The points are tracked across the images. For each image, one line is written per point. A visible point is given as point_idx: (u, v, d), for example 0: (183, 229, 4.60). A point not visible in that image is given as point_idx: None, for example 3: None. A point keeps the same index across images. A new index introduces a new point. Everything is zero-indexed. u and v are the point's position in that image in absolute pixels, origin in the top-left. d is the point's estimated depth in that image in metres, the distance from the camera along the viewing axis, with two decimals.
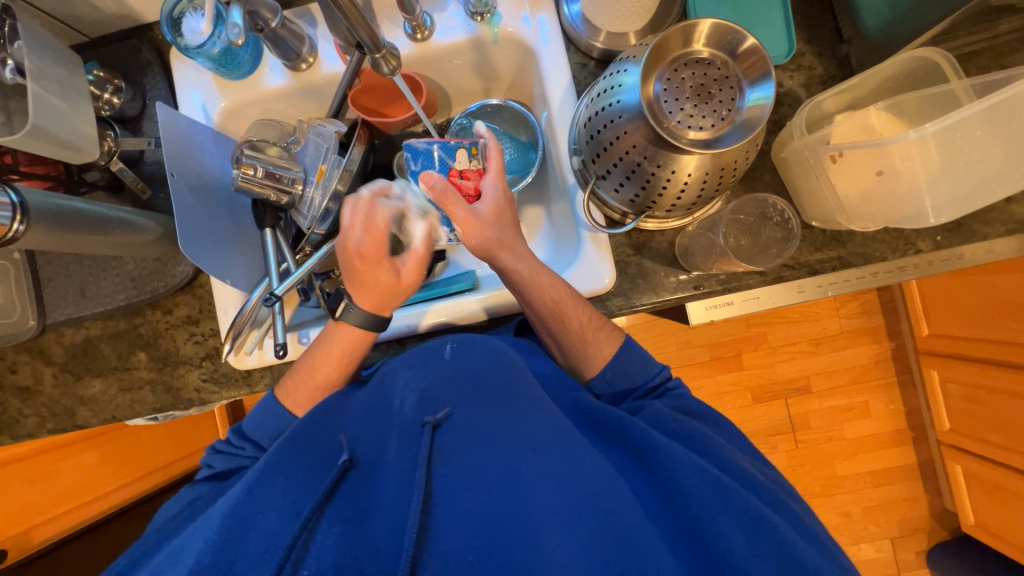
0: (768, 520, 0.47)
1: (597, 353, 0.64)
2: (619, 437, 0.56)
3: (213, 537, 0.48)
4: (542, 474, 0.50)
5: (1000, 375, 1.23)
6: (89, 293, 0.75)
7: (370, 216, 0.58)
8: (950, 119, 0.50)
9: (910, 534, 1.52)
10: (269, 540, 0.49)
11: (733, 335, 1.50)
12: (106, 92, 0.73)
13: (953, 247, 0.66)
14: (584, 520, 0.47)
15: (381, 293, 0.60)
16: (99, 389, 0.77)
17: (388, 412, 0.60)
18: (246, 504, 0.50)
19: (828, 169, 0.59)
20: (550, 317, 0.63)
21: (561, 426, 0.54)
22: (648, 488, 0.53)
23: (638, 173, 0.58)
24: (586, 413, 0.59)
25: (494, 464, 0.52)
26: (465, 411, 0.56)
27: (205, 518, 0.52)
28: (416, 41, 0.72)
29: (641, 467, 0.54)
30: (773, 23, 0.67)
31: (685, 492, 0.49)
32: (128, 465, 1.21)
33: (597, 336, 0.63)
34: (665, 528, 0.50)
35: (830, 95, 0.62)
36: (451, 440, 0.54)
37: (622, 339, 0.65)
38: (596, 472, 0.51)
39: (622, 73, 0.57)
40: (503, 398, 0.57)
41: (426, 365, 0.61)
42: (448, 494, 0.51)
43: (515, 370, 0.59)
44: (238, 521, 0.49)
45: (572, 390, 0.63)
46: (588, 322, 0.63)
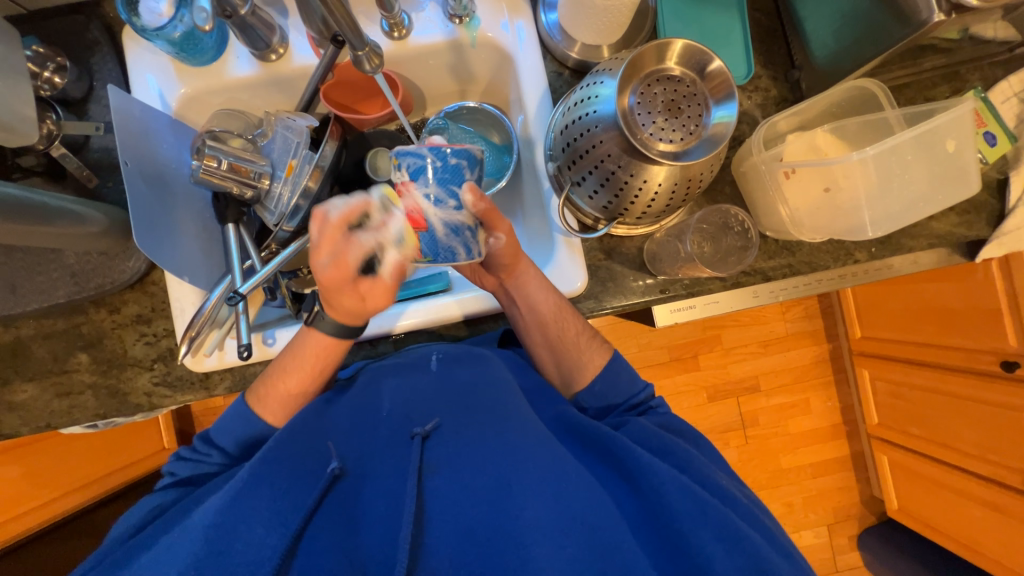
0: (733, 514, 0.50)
1: (589, 361, 0.68)
2: (600, 449, 0.59)
3: (196, 549, 0.45)
4: (531, 488, 0.52)
5: (921, 374, 1.37)
6: (21, 289, 0.68)
7: (340, 245, 0.53)
8: (885, 143, 0.57)
9: (843, 520, 1.66)
10: (257, 550, 0.47)
11: (691, 337, 1.58)
12: (47, 70, 0.67)
13: (885, 258, 0.73)
14: (574, 530, 0.50)
15: (348, 311, 0.60)
16: (32, 395, 0.70)
17: (374, 419, 0.60)
18: (230, 514, 0.48)
19: (781, 184, 0.64)
20: (549, 322, 0.68)
21: (547, 440, 0.57)
22: (631, 500, 0.55)
23: (612, 181, 0.61)
24: (569, 426, 0.62)
25: (483, 475, 0.54)
26: (454, 421, 0.59)
27: (182, 528, 0.48)
28: (393, 40, 0.72)
29: (627, 483, 0.56)
30: (733, 46, 0.72)
31: (665, 501, 0.51)
32: (58, 478, 1.11)
33: (589, 345, 0.69)
34: (648, 543, 0.51)
35: (783, 116, 0.68)
36: (440, 452, 0.56)
37: (610, 352, 0.70)
38: (580, 484, 0.54)
39: (599, 85, 0.59)
40: (491, 411, 0.60)
41: (414, 374, 0.64)
42: (439, 503, 0.52)
43: (503, 387, 0.63)
44: (221, 535, 0.46)
45: (556, 404, 0.67)
46: (579, 333, 0.68)
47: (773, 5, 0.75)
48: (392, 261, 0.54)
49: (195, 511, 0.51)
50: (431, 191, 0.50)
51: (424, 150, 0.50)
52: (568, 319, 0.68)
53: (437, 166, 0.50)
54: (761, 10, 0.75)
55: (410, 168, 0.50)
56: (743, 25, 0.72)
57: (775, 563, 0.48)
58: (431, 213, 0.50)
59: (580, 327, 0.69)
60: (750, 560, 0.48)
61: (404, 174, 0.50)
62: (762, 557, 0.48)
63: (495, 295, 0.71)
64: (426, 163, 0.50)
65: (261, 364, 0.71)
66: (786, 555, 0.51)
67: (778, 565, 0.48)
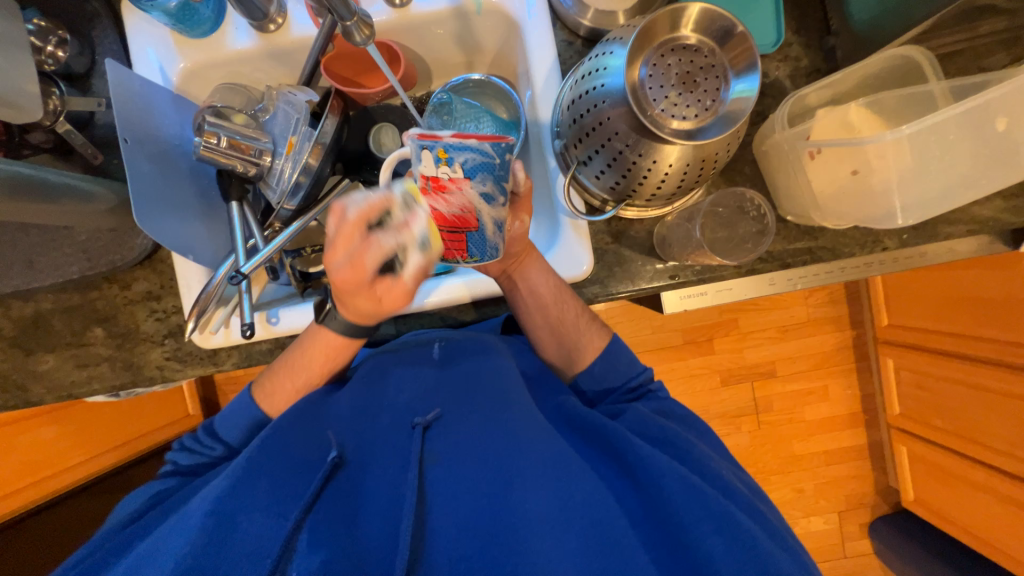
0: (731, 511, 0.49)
1: (588, 342, 0.67)
2: (602, 442, 0.58)
3: (195, 538, 0.46)
4: (529, 480, 0.52)
5: (951, 366, 1.31)
6: (37, 264, 0.70)
7: (354, 246, 0.48)
8: (921, 123, 0.51)
9: (856, 508, 1.63)
10: (256, 541, 0.48)
11: (706, 320, 1.54)
12: (49, 44, 0.66)
13: (917, 246, 0.68)
14: (571, 521, 0.50)
15: (364, 312, 0.56)
16: (53, 366, 0.73)
17: (375, 408, 0.61)
18: (228, 502, 0.49)
19: (805, 165, 0.59)
20: (550, 304, 0.67)
21: (551, 432, 0.57)
22: (631, 495, 0.53)
23: (619, 161, 0.57)
24: (569, 417, 0.62)
25: (482, 467, 0.54)
26: (454, 412, 0.59)
27: (180, 518, 0.50)
28: (394, 7, 0.68)
29: (626, 476, 0.55)
30: (762, 10, 0.66)
31: (666, 492, 0.50)
32: (90, 440, 1.18)
33: (589, 327, 0.68)
34: (648, 537, 0.50)
35: (814, 88, 0.62)
36: (440, 441, 0.56)
37: (610, 335, 0.68)
38: (580, 473, 0.53)
39: (608, 55, 0.55)
40: (490, 400, 0.60)
41: (416, 365, 0.64)
42: (439, 495, 0.53)
43: (502, 377, 0.62)
44: (219, 524, 0.47)
45: (557, 393, 0.66)
46: (577, 316, 0.67)
47: None
48: (414, 265, 0.48)
49: (194, 499, 0.52)
50: (486, 190, 0.47)
51: (485, 143, 0.45)
52: (569, 305, 0.67)
53: (494, 163, 0.46)
54: None
55: (467, 164, 0.45)
56: None
57: (774, 555, 0.46)
58: (489, 214, 0.48)
59: (581, 312, 0.67)
60: (756, 561, 0.46)
61: (462, 172, 0.45)
62: (759, 547, 0.47)
63: (496, 279, 0.68)
64: (486, 160, 0.45)
65: (266, 341, 0.72)
66: (786, 546, 0.50)
67: (779, 559, 0.46)
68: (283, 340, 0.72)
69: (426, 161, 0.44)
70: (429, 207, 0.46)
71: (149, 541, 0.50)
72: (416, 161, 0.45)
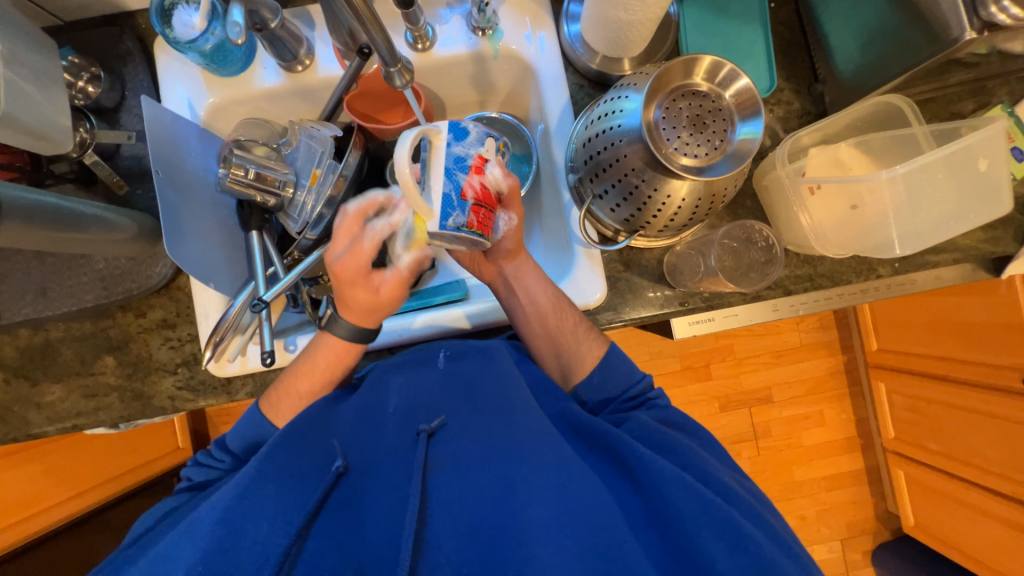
0: (739, 521, 0.48)
1: (588, 351, 0.67)
2: (606, 449, 0.58)
3: (205, 546, 0.46)
4: (535, 486, 0.51)
5: (941, 389, 1.35)
6: (51, 293, 0.70)
7: (358, 235, 0.56)
8: (913, 163, 0.57)
9: (858, 535, 1.63)
10: (262, 548, 0.48)
11: (704, 346, 1.57)
12: (81, 80, 0.69)
13: (908, 274, 0.72)
14: (576, 528, 0.49)
15: (363, 309, 0.60)
16: (59, 396, 0.71)
17: (379, 414, 0.60)
18: (236, 512, 0.48)
19: (806, 199, 0.64)
20: (549, 314, 0.67)
21: (551, 437, 0.56)
22: (636, 501, 0.53)
23: (635, 195, 0.61)
24: (572, 424, 0.61)
25: (488, 473, 0.54)
26: (461, 419, 0.59)
27: (189, 523, 0.48)
28: (417, 51, 0.73)
29: (628, 481, 0.55)
30: (757, 59, 0.72)
31: (668, 499, 0.50)
32: (78, 476, 1.13)
33: (586, 336, 0.67)
34: (651, 545, 0.50)
35: (807, 130, 0.68)
36: (446, 447, 0.56)
37: (609, 344, 0.68)
38: (587, 483, 0.52)
39: (623, 99, 0.59)
40: (496, 407, 0.59)
41: (418, 370, 0.64)
42: (442, 501, 0.52)
43: (506, 381, 0.62)
44: (229, 530, 0.47)
45: (558, 400, 0.66)
46: (575, 326, 0.67)
47: (796, 18, 0.75)
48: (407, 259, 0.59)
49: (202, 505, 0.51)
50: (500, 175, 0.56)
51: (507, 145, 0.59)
52: (566, 312, 0.67)
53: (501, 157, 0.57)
54: (784, 24, 0.75)
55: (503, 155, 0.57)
56: (767, 38, 0.72)
57: (778, 561, 0.47)
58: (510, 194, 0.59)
59: (579, 319, 0.68)
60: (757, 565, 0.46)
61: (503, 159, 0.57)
62: (767, 554, 0.47)
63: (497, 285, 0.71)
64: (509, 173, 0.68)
65: (282, 369, 0.72)
66: (790, 551, 0.50)
67: (783, 565, 0.47)
68: None
69: (490, 144, 0.52)
70: (479, 183, 0.50)
71: (159, 545, 0.48)
72: (474, 140, 0.50)
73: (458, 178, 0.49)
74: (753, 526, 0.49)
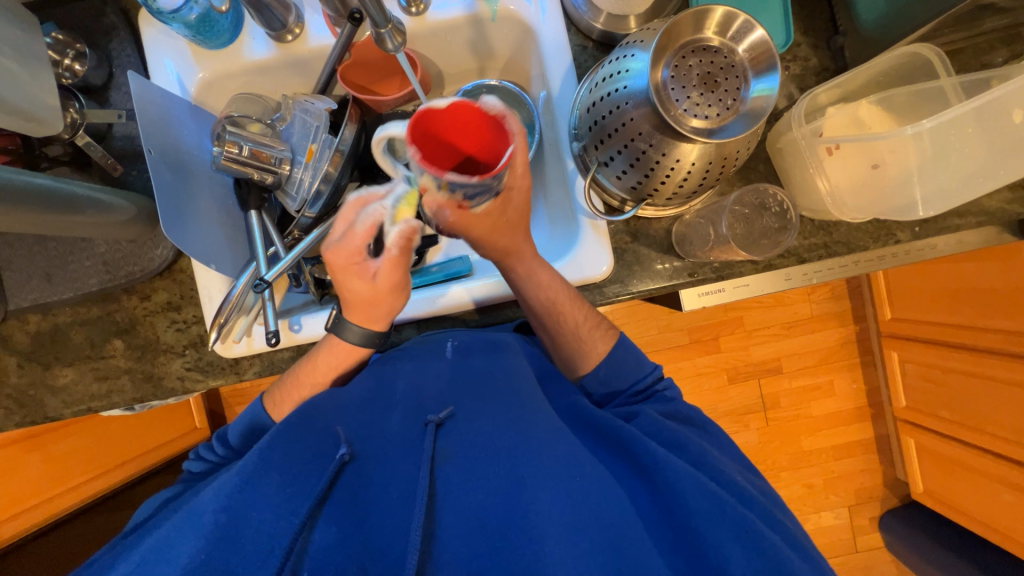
0: (755, 526, 0.48)
1: (592, 351, 0.65)
2: (614, 443, 0.57)
3: (207, 536, 0.46)
4: (545, 480, 0.51)
5: (957, 357, 1.33)
6: (56, 277, 0.70)
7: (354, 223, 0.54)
8: (942, 117, 0.54)
9: (865, 502, 1.64)
10: (266, 534, 0.48)
11: (712, 318, 1.56)
12: (67, 57, 0.66)
13: (928, 238, 0.70)
14: (585, 527, 0.48)
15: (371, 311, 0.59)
16: (71, 380, 0.72)
17: (387, 400, 0.61)
18: (238, 501, 0.48)
19: (823, 161, 0.62)
20: (555, 311, 0.63)
21: (560, 432, 0.57)
22: (646, 497, 0.53)
23: (642, 161, 0.58)
24: (580, 417, 0.61)
25: (497, 465, 0.53)
26: (470, 410, 0.58)
27: (190, 513, 0.49)
28: (412, 15, 0.70)
29: (639, 477, 0.54)
30: (772, 11, 0.67)
31: (683, 497, 0.50)
32: (100, 456, 1.16)
33: (592, 333, 0.65)
34: (662, 540, 0.50)
35: (825, 87, 0.64)
36: (454, 439, 0.55)
37: (616, 337, 0.66)
38: (597, 479, 0.52)
39: (629, 58, 0.56)
40: (505, 400, 0.59)
41: (427, 362, 0.64)
42: (451, 493, 0.52)
43: (514, 376, 0.62)
44: (232, 519, 0.47)
45: (569, 394, 0.65)
46: (584, 321, 0.64)
47: None
48: (396, 234, 0.52)
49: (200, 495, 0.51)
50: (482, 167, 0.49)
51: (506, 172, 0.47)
52: (570, 304, 0.63)
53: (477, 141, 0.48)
54: None
55: (464, 194, 0.48)
56: None
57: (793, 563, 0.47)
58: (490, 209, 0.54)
59: (585, 311, 0.65)
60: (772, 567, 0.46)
61: (459, 196, 0.48)
62: (780, 556, 0.47)
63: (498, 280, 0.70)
64: (483, 191, 0.48)
65: (288, 349, 0.72)
66: (804, 554, 0.50)
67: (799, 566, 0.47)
68: (305, 348, 0.72)
69: (427, 180, 0.46)
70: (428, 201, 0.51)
71: (158, 534, 0.49)
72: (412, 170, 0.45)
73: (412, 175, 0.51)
74: (769, 530, 0.49)
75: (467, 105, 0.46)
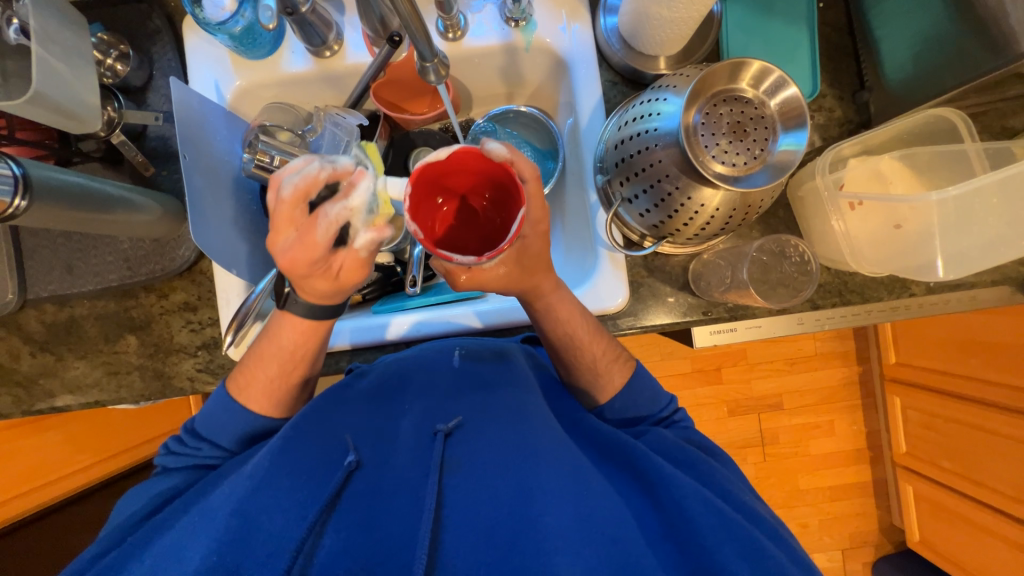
0: (762, 543, 0.48)
1: (607, 384, 0.64)
2: (620, 459, 0.57)
3: (218, 536, 0.46)
4: (554, 493, 0.51)
5: (961, 408, 1.32)
6: (77, 270, 0.71)
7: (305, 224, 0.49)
8: (966, 186, 0.55)
9: (859, 546, 1.62)
10: (276, 541, 0.47)
11: (715, 350, 1.55)
12: (110, 57, 0.68)
13: (942, 293, 0.70)
14: (591, 539, 0.48)
15: (323, 293, 0.55)
16: (82, 372, 0.73)
17: (393, 408, 0.61)
18: (251, 505, 0.48)
19: (845, 216, 0.62)
20: (575, 340, 0.62)
21: (566, 445, 0.56)
22: (652, 515, 0.53)
23: (667, 202, 0.59)
24: (587, 433, 0.61)
25: (505, 479, 0.52)
26: (477, 420, 0.58)
27: (202, 510, 0.49)
28: (448, 41, 0.71)
29: (644, 492, 0.54)
30: (800, 62, 0.69)
31: (688, 511, 0.50)
32: (97, 445, 1.16)
33: (609, 367, 0.63)
34: (665, 560, 0.49)
35: (850, 141, 0.65)
36: (462, 449, 0.55)
37: (633, 368, 0.65)
38: (603, 496, 0.52)
39: (661, 101, 0.57)
40: (514, 410, 0.58)
41: (435, 370, 0.63)
42: (459, 505, 0.51)
43: (525, 384, 0.62)
44: (241, 521, 0.47)
45: (575, 411, 0.64)
46: (602, 354, 0.63)
47: (845, 21, 0.71)
48: (368, 237, 0.50)
49: (213, 494, 0.51)
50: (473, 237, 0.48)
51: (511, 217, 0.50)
52: (597, 339, 0.63)
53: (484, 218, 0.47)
54: (832, 25, 0.71)
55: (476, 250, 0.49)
56: (812, 40, 0.68)
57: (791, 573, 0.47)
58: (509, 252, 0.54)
59: (609, 346, 0.64)
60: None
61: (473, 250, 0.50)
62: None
63: (511, 308, 0.71)
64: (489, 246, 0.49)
65: None
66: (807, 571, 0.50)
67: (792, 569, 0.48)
68: None
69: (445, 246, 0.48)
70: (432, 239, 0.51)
71: (170, 536, 0.48)
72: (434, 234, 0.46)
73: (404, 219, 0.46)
74: (772, 544, 0.49)
75: (481, 157, 0.46)
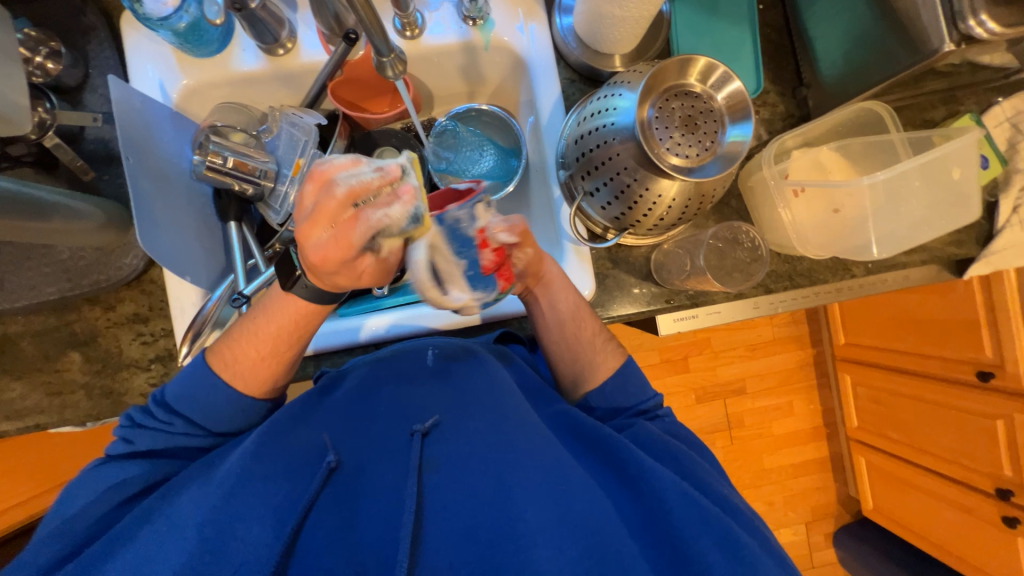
0: (733, 532, 0.49)
1: (603, 364, 0.66)
2: (601, 451, 0.58)
3: (190, 548, 0.44)
4: (531, 490, 0.51)
5: (901, 379, 1.43)
6: (9, 283, 0.65)
7: (341, 222, 0.45)
8: (895, 172, 0.61)
9: (821, 518, 1.72)
10: (252, 551, 0.46)
11: (681, 339, 1.61)
12: (39, 55, 0.63)
13: (879, 274, 0.75)
14: (573, 533, 0.49)
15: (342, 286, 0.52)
16: (18, 394, 0.67)
17: (369, 412, 0.58)
18: (225, 514, 0.46)
19: (790, 201, 0.67)
20: (567, 322, 0.65)
21: (547, 440, 0.55)
22: (629, 505, 0.54)
23: (627, 194, 0.61)
24: (570, 425, 0.61)
25: (485, 474, 0.53)
26: (455, 419, 0.57)
27: (163, 525, 0.46)
28: (406, 39, 0.71)
29: (624, 486, 0.55)
30: (744, 61, 0.73)
31: (665, 504, 0.51)
32: (38, 475, 1.07)
33: (604, 346, 0.66)
34: (647, 544, 0.51)
35: (791, 134, 0.70)
36: (440, 448, 0.54)
37: (626, 357, 0.68)
38: (582, 488, 0.52)
39: (617, 97, 0.59)
40: (494, 410, 0.57)
41: (411, 372, 0.62)
42: (439, 503, 0.51)
43: (502, 384, 0.60)
44: (218, 531, 0.45)
45: (552, 402, 0.64)
46: (596, 334, 0.66)
47: (782, 21, 0.76)
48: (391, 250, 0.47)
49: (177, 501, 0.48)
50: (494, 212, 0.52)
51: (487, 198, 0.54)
52: (587, 320, 0.66)
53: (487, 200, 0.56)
54: (771, 26, 0.76)
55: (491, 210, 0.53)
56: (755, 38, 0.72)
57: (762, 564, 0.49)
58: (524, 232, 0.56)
59: (595, 326, 0.67)
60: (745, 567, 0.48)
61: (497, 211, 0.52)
62: (751, 554, 0.49)
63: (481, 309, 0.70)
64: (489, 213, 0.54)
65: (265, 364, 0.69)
66: (776, 556, 0.51)
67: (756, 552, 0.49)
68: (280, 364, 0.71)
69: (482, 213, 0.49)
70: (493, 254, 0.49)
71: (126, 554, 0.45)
72: (467, 221, 0.48)
73: (471, 258, 0.48)
74: (746, 534, 0.51)
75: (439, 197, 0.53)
